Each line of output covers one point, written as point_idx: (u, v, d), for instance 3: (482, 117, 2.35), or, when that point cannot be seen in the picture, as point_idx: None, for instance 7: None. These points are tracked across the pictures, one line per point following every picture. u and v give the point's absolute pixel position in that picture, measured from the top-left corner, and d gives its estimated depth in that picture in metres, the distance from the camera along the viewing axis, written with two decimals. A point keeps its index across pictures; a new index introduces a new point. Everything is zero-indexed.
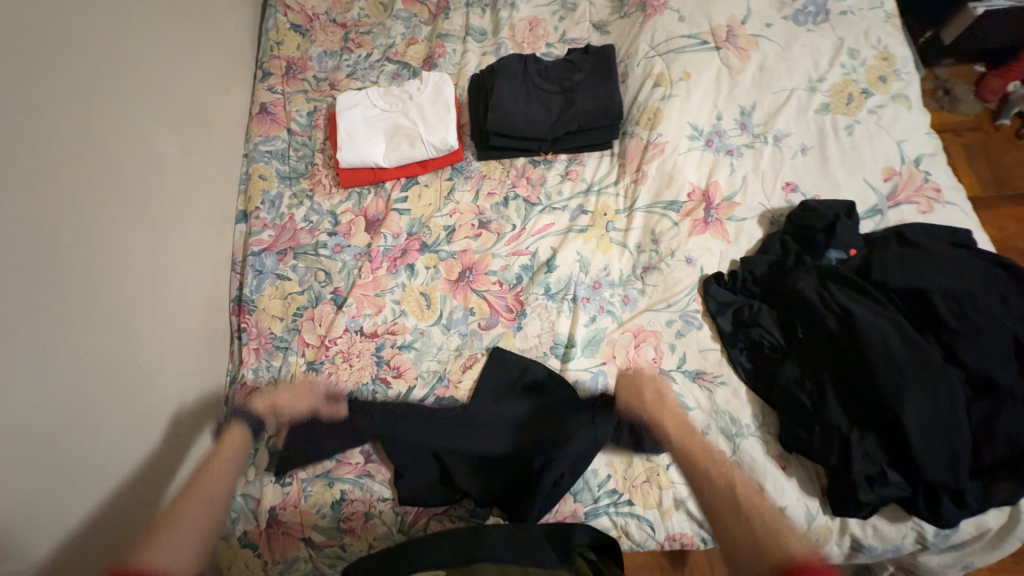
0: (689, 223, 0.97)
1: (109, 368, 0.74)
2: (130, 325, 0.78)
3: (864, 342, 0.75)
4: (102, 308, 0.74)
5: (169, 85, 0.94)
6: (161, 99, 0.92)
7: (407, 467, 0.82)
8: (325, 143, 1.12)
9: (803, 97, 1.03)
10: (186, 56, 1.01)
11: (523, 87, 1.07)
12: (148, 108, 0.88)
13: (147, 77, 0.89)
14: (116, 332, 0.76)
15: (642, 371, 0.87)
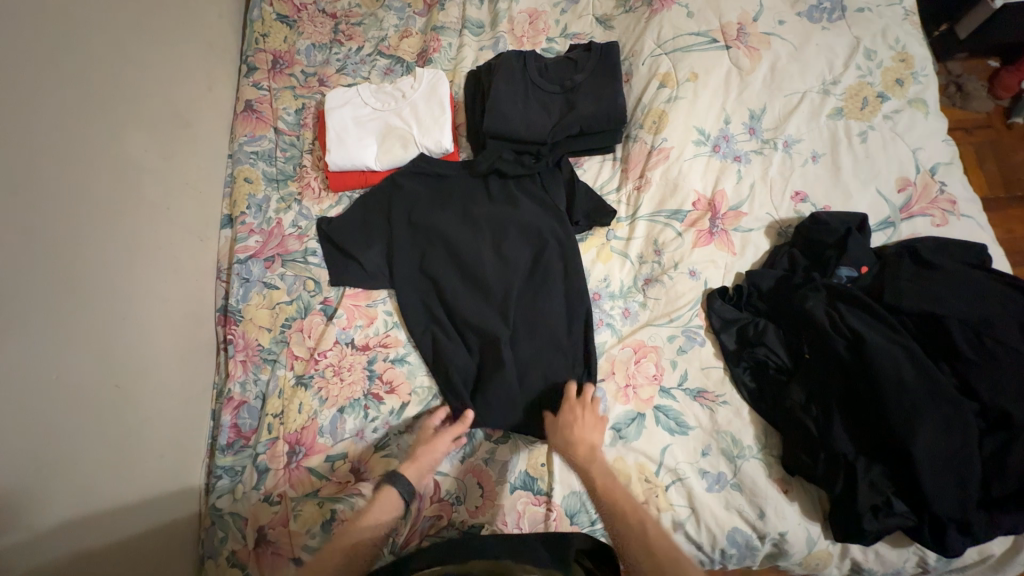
0: (693, 234, 0.93)
1: (85, 391, 0.70)
2: (107, 346, 0.75)
3: (875, 370, 0.72)
4: (75, 330, 0.70)
5: (143, 86, 0.89)
6: (133, 101, 0.86)
7: None
8: (314, 143, 1.07)
9: (816, 101, 0.98)
10: (162, 52, 0.95)
11: (522, 87, 1.02)
12: (120, 112, 0.83)
13: (118, 79, 0.84)
14: (92, 354, 0.72)
15: (576, 420, 0.80)
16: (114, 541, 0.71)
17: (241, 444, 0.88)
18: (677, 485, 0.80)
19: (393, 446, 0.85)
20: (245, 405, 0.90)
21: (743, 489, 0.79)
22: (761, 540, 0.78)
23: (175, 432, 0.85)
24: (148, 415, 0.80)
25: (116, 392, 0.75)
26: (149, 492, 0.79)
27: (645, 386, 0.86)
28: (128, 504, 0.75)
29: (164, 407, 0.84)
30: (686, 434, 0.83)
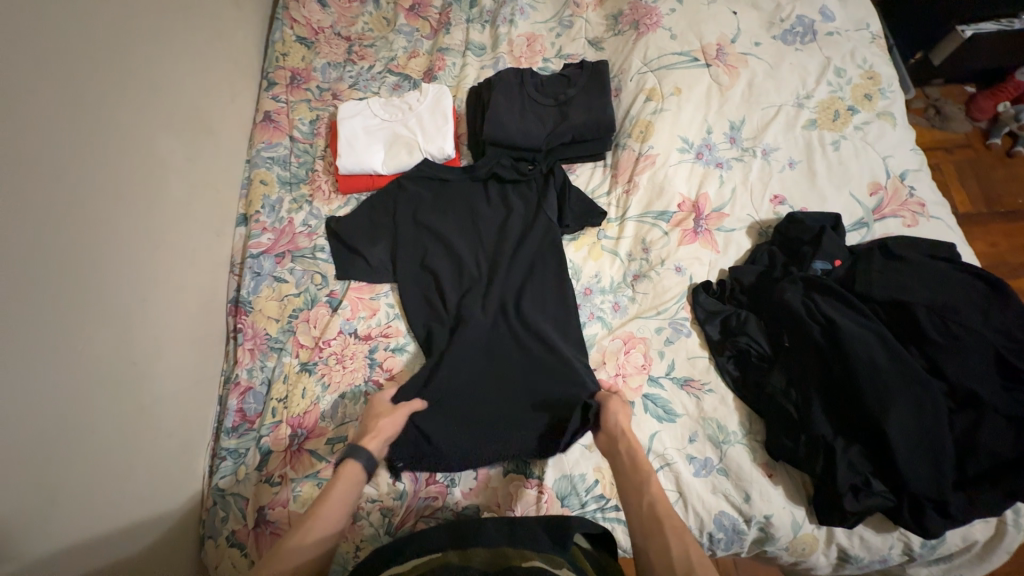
0: (679, 233, 0.99)
1: (109, 365, 0.75)
2: (129, 325, 0.80)
3: (849, 354, 0.76)
4: (103, 307, 0.75)
5: (175, 94, 0.97)
6: (166, 107, 0.95)
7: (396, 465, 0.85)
8: (326, 150, 1.15)
9: (791, 113, 1.06)
10: (193, 66, 1.04)
11: (519, 100, 1.11)
12: (153, 116, 0.91)
13: (154, 87, 0.92)
14: (116, 331, 0.77)
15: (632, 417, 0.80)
16: (125, 512, 0.74)
17: (245, 428, 0.91)
18: (665, 470, 0.82)
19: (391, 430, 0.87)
20: (251, 391, 0.94)
21: (729, 474, 0.82)
22: (747, 524, 0.80)
23: (184, 414, 0.88)
24: (161, 394, 0.84)
25: (134, 369, 0.79)
26: (159, 469, 0.82)
27: (634, 375, 0.90)
28: (139, 477, 0.78)
29: (175, 388, 0.88)
30: (674, 422, 0.86)
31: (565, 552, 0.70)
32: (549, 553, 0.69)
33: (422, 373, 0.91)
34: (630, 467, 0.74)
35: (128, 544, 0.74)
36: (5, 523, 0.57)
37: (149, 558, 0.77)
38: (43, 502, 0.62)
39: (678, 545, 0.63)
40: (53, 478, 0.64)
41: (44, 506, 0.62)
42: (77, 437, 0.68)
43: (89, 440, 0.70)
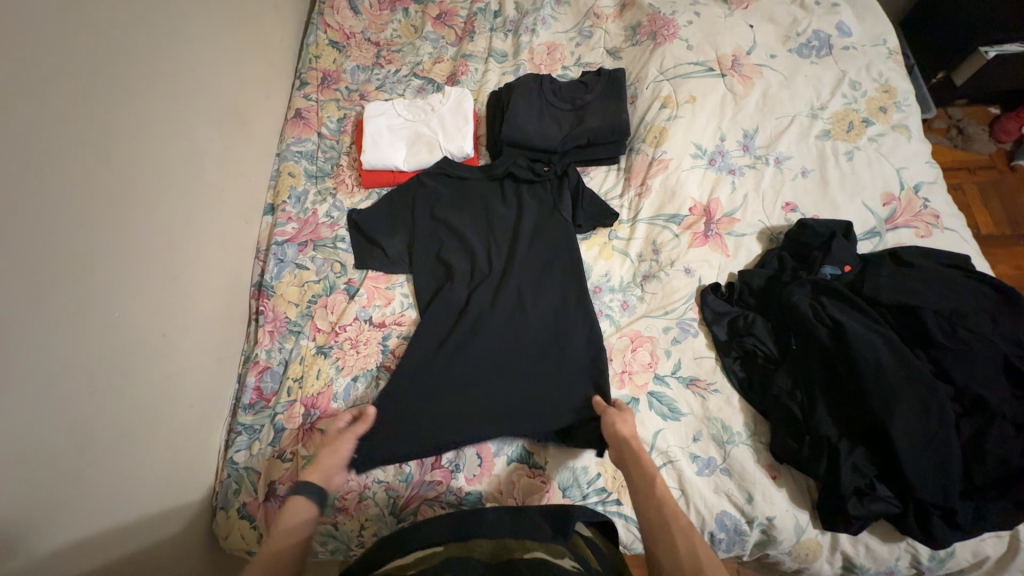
0: (689, 236, 1.01)
1: (141, 334, 0.79)
2: (161, 298, 0.85)
3: (855, 356, 0.76)
4: (140, 280, 0.80)
5: (215, 88, 1.04)
6: (206, 100, 1.01)
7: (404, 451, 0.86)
8: (351, 147, 1.21)
9: (804, 123, 1.08)
10: (233, 63, 1.11)
11: (538, 103, 1.15)
12: (195, 107, 0.98)
13: (197, 80, 0.99)
14: (149, 302, 0.82)
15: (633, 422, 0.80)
16: (147, 474, 0.78)
17: (261, 405, 0.95)
18: (667, 467, 0.83)
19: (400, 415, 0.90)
20: (269, 370, 0.98)
21: (732, 474, 0.82)
22: (749, 525, 0.80)
23: (205, 388, 0.93)
24: (185, 367, 0.89)
25: (163, 340, 0.84)
26: (179, 438, 0.86)
27: (640, 372, 0.91)
28: (161, 443, 0.81)
29: (198, 362, 0.92)
30: (678, 420, 0.86)
31: (565, 541, 0.67)
32: (549, 543, 0.67)
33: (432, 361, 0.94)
34: (640, 467, 0.73)
35: (146, 505, 0.77)
36: (38, 469, 0.61)
37: (166, 520, 0.81)
38: (74, 455, 0.66)
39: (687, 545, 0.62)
40: (85, 433, 0.68)
41: (75, 458, 0.66)
42: (108, 397, 0.72)
43: (119, 402, 0.74)
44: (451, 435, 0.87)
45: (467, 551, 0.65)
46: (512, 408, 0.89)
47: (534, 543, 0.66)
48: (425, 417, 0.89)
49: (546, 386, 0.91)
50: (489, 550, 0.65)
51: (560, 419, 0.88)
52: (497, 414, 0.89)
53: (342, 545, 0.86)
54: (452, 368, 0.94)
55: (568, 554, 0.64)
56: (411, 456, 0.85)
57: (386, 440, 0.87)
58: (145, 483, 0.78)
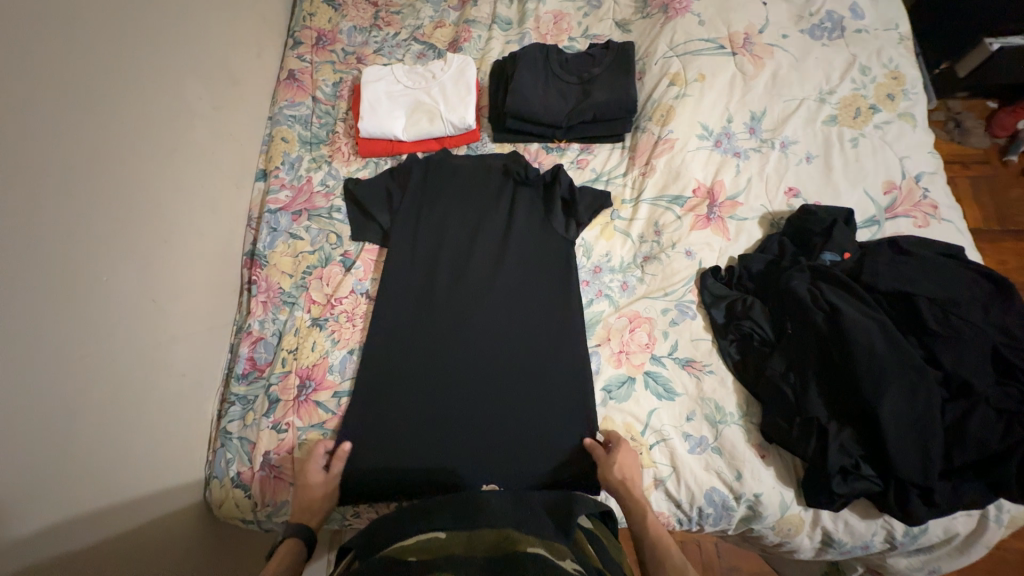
0: (691, 218, 1.01)
1: (130, 300, 0.77)
2: (150, 264, 0.81)
3: (850, 340, 0.77)
4: (125, 243, 0.77)
5: (202, 42, 0.98)
6: (194, 55, 0.95)
7: (399, 420, 0.89)
8: (347, 113, 1.16)
9: (812, 108, 1.06)
10: (222, 16, 1.04)
11: (543, 75, 1.11)
12: (181, 62, 0.92)
13: (183, 33, 0.93)
14: (138, 268, 0.79)
15: (626, 462, 0.81)
16: (139, 441, 0.77)
17: (255, 376, 0.93)
18: (660, 445, 0.85)
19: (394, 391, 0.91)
20: (262, 341, 0.95)
21: (723, 453, 0.84)
22: (737, 502, 0.82)
23: (196, 358, 0.90)
24: (175, 335, 0.86)
25: (150, 307, 0.81)
26: (170, 407, 0.84)
27: (637, 353, 0.92)
28: (152, 412, 0.80)
29: (190, 330, 0.90)
30: (673, 400, 0.88)
31: (567, 541, 0.67)
32: (551, 540, 0.66)
33: (430, 338, 0.95)
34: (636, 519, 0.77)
35: (137, 472, 0.76)
36: (23, 434, 0.59)
37: (161, 486, 0.80)
38: (62, 420, 0.65)
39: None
40: (73, 399, 0.66)
41: (64, 424, 0.65)
42: (95, 364, 0.70)
43: (106, 369, 0.72)
44: (449, 413, 0.90)
45: (469, 545, 0.64)
46: (509, 384, 0.92)
47: (534, 538, 0.65)
48: (424, 393, 0.91)
49: (542, 364, 0.92)
50: (489, 544, 0.64)
51: (556, 396, 0.90)
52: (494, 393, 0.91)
53: (337, 516, 0.88)
54: (450, 345, 0.94)
55: (570, 556, 0.63)
56: (415, 426, 0.88)
57: (383, 416, 0.89)
58: (135, 450, 0.76)
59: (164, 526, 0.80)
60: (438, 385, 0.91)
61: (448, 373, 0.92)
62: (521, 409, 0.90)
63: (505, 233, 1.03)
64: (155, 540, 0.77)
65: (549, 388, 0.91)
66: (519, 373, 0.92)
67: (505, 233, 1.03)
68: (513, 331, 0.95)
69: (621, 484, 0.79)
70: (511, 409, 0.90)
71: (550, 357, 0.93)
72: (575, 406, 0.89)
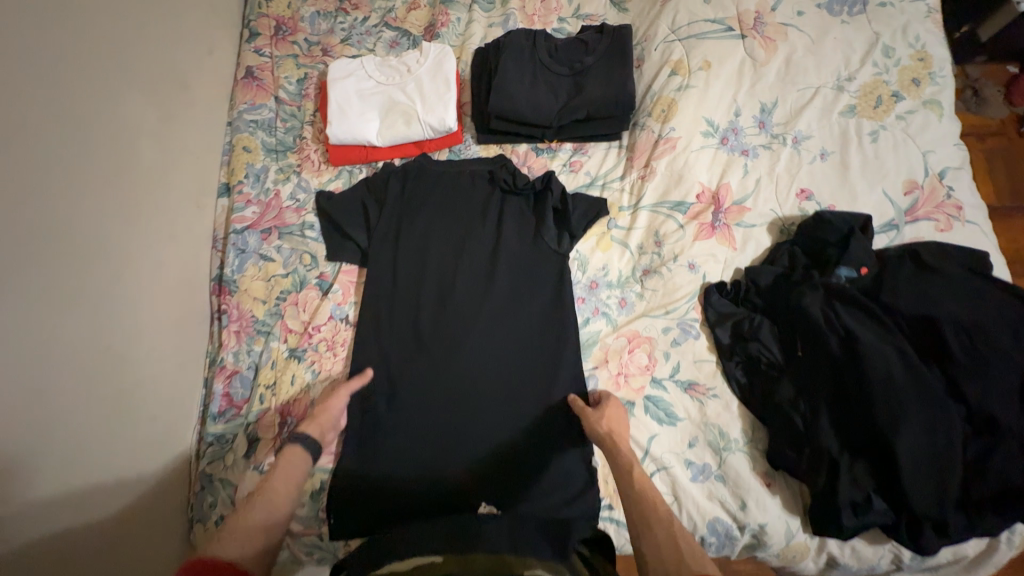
0: (695, 227, 0.93)
1: (80, 354, 0.69)
2: (100, 309, 0.73)
3: (868, 369, 0.72)
4: (68, 292, 0.69)
5: (138, 45, 0.86)
6: (128, 62, 0.84)
7: (388, 455, 0.85)
8: (315, 115, 1.05)
9: (829, 97, 0.96)
10: (159, 11, 0.91)
11: (531, 68, 0.99)
12: (113, 73, 0.80)
13: (113, 40, 0.81)
14: (88, 317, 0.71)
15: (615, 419, 0.77)
16: (111, 504, 0.71)
17: (232, 414, 0.86)
18: (661, 474, 0.81)
19: (384, 423, 0.87)
20: (237, 375, 0.88)
21: (727, 481, 0.80)
22: (741, 530, 0.79)
23: (169, 401, 0.83)
24: (142, 381, 0.79)
25: (109, 356, 0.74)
26: (142, 459, 0.78)
27: (636, 376, 0.87)
28: (122, 469, 0.74)
29: (158, 373, 0.82)
30: (674, 426, 0.83)
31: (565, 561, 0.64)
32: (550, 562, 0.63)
33: (416, 367, 0.89)
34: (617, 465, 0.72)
35: (113, 537, 0.70)
36: None
37: (146, 546, 0.75)
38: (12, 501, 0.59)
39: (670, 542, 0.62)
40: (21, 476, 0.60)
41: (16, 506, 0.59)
42: (48, 431, 0.64)
43: (62, 434, 0.65)
44: (440, 446, 0.85)
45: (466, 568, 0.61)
46: (504, 414, 0.86)
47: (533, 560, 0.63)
48: (413, 426, 0.86)
49: (537, 393, 0.87)
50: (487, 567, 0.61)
51: (556, 425, 0.86)
52: (486, 424, 0.86)
53: (328, 555, 0.84)
54: (439, 374, 0.88)
55: None
56: (403, 464, 0.84)
57: (371, 455, 0.85)
58: (108, 513, 0.71)
59: (144, 553, 0.74)
60: (426, 417, 0.86)
61: (440, 401, 0.87)
62: (518, 443, 0.84)
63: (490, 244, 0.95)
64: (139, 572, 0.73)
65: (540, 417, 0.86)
66: (514, 403, 0.87)
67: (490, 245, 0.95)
68: (504, 356, 0.89)
69: (609, 434, 0.75)
70: (505, 441, 0.85)
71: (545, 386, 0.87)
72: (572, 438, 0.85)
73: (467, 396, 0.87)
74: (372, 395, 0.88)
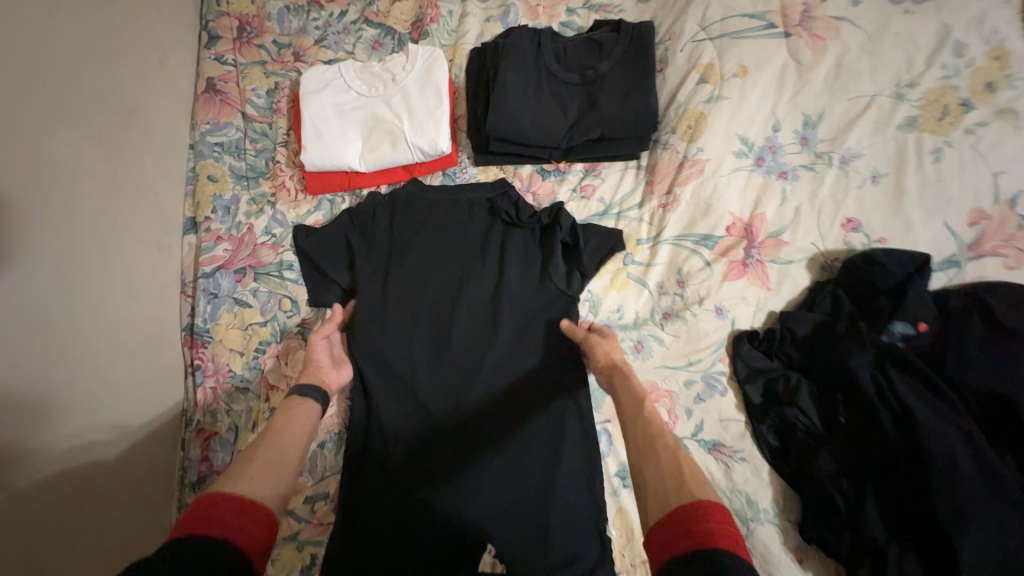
0: (724, 265, 0.81)
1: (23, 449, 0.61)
2: (45, 392, 0.64)
3: (927, 455, 0.63)
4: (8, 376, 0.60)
5: (65, 73, 0.73)
6: (58, 94, 0.72)
7: (373, 529, 0.73)
8: (289, 134, 0.93)
9: (885, 107, 0.81)
10: (90, 26, 0.78)
11: (535, 76, 0.86)
12: (39, 110, 0.68)
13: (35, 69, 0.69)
14: (28, 404, 0.62)
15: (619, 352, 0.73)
16: None
17: (212, 481, 0.78)
18: None
19: (370, 492, 0.75)
20: (216, 438, 0.80)
21: (755, 554, 0.70)
22: None
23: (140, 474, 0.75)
24: (105, 458, 0.71)
25: (59, 440, 0.65)
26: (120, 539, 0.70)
27: None
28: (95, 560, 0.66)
29: (124, 446, 0.74)
30: None
31: None
32: None
33: (407, 426, 0.78)
34: (626, 395, 0.65)
35: None
36: None
37: None
38: None
39: (671, 463, 0.53)
40: None
41: None
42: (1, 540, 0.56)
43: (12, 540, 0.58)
44: (428, 522, 0.73)
45: None
46: (511, 486, 0.75)
47: None
48: (400, 499, 0.75)
49: (547, 460, 0.75)
50: None
51: (571, 496, 0.75)
52: (487, 496, 0.74)
53: None
54: (428, 437, 0.78)
55: None
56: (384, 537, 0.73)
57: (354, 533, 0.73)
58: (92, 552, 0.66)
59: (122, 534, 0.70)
60: (407, 489, 0.75)
61: (430, 470, 0.76)
62: (525, 515, 0.73)
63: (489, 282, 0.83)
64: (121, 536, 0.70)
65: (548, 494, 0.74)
66: (517, 468, 0.75)
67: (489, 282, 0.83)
68: (500, 411, 0.79)
69: (620, 369, 0.70)
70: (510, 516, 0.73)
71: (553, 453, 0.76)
72: (586, 512, 0.74)
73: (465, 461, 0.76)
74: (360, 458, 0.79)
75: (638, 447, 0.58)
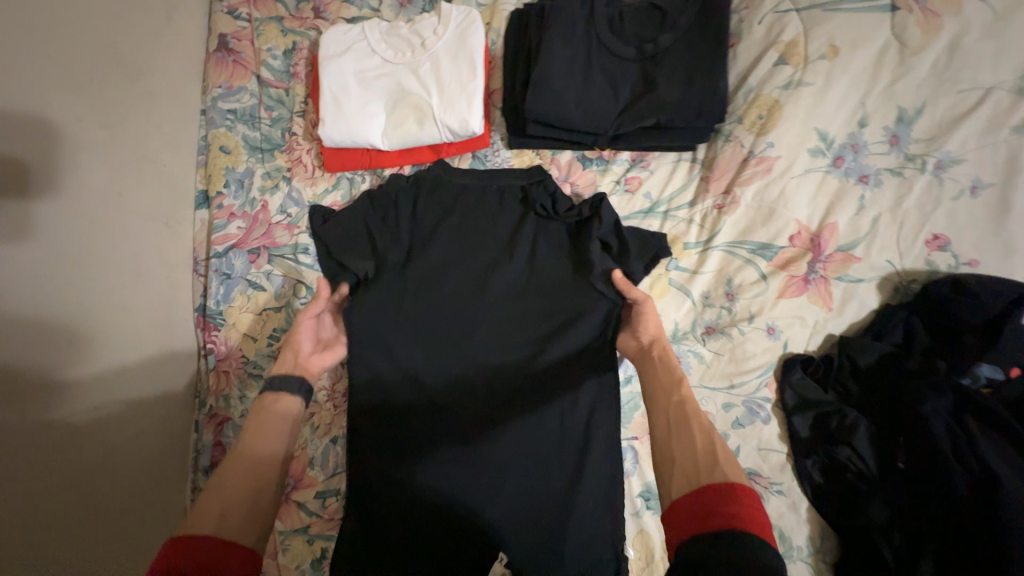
0: (782, 280, 0.72)
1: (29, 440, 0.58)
2: (50, 379, 0.61)
3: (1003, 520, 0.56)
4: (26, 364, 0.58)
5: (58, 28, 0.66)
6: (49, 51, 0.65)
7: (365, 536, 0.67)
8: (307, 102, 0.85)
9: (1002, 103, 0.66)
10: None
11: (583, 47, 0.75)
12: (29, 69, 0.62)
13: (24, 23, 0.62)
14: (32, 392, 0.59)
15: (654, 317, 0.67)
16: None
17: None
18: None
19: (370, 498, 0.69)
20: (229, 423, 0.78)
21: None
22: None
23: (149, 459, 0.73)
24: (117, 445, 0.68)
25: (69, 429, 0.63)
26: (131, 525, 0.69)
27: None
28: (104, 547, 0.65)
29: (133, 432, 0.71)
30: None
31: None
32: None
33: (412, 432, 0.70)
34: (663, 372, 0.60)
35: None
36: None
37: None
38: None
39: (704, 442, 0.51)
40: None
41: None
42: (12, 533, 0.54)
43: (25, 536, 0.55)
44: (426, 539, 0.66)
45: None
46: (524, 508, 0.67)
47: None
48: (393, 510, 0.68)
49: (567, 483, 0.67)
50: None
51: (588, 523, 0.67)
52: (495, 514, 0.66)
53: None
54: (428, 445, 0.69)
55: None
56: (377, 562, 0.66)
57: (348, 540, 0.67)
58: (106, 534, 0.65)
59: (134, 517, 0.69)
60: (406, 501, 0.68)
61: (430, 480, 0.68)
62: (537, 540, 0.65)
63: (512, 276, 0.74)
64: (125, 516, 0.68)
65: (559, 521, 0.66)
66: (534, 495, 0.67)
67: (512, 277, 0.74)
68: (512, 431, 0.69)
69: (656, 339, 0.65)
70: (520, 540, 0.65)
71: (578, 476, 0.67)
72: (604, 542, 0.66)
73: (473, 478, 0.68)
74: (359, 471, 0.70)
75: (666, 418, 0.56)
